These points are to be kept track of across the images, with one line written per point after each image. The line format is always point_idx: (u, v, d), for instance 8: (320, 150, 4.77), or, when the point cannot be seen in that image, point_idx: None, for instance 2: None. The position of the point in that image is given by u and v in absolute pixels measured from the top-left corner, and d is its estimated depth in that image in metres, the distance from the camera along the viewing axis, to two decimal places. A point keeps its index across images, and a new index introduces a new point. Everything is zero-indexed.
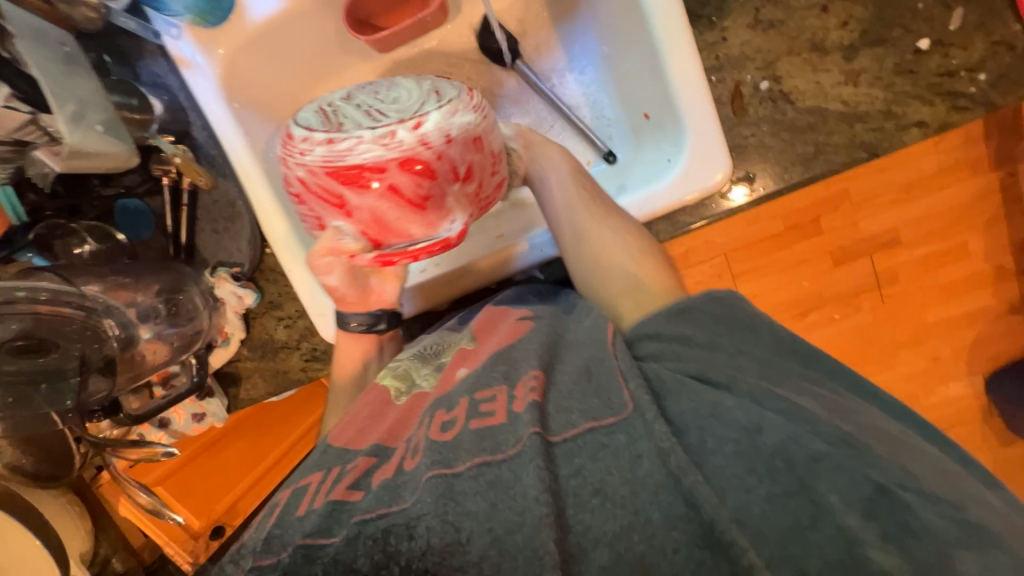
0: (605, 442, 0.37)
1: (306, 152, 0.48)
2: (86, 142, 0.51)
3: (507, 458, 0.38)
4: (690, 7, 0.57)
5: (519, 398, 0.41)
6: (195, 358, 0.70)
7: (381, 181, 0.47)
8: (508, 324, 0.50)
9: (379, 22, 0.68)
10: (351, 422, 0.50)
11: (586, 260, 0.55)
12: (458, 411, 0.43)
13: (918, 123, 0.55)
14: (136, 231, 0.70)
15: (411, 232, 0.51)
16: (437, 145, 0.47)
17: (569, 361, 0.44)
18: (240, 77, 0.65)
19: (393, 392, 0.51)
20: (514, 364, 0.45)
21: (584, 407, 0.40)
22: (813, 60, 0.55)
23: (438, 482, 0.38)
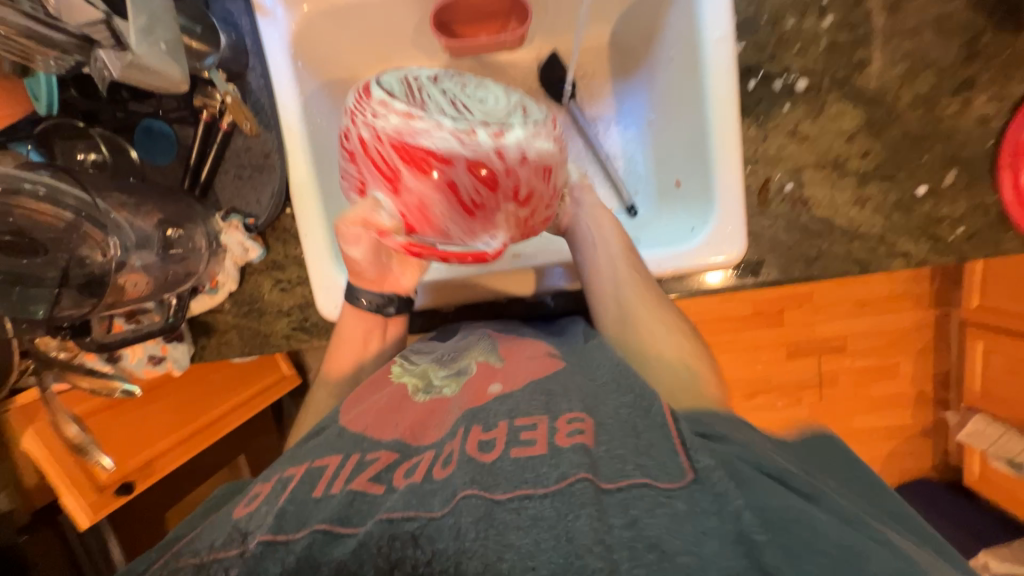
0: (663, 503, 0.35)
1: (380, 117, 0.50)
2: (150, 58, 0.49)
3: (551, 490, 0.36)
4: (744, 102, 0.62)
5: (564, 433, 0.40)
6: (176, 300, 0.65)
7: (443, 172, 0.50)
8: (535, 355, 0.54)
9: (458, 29, 0.70)
10: (365, 407, 0.52)
11: (602, 283, 0.61)
12: (495, 434, 0.43)
13: (904, 254, 0.63)
14: (152, 154, 0.66)
15: (455, 232, 0.53)
16: (511, 160, 0.50)
17: (612, 408, 0.44)
18: (310, 39, 0.66)
19: (410, 387, 0.54)
20: (554, 396, 0.46)
21: (639, 463, 0.38)
22: (832, 177, 0.62)
23: (478, 502, 0.36)
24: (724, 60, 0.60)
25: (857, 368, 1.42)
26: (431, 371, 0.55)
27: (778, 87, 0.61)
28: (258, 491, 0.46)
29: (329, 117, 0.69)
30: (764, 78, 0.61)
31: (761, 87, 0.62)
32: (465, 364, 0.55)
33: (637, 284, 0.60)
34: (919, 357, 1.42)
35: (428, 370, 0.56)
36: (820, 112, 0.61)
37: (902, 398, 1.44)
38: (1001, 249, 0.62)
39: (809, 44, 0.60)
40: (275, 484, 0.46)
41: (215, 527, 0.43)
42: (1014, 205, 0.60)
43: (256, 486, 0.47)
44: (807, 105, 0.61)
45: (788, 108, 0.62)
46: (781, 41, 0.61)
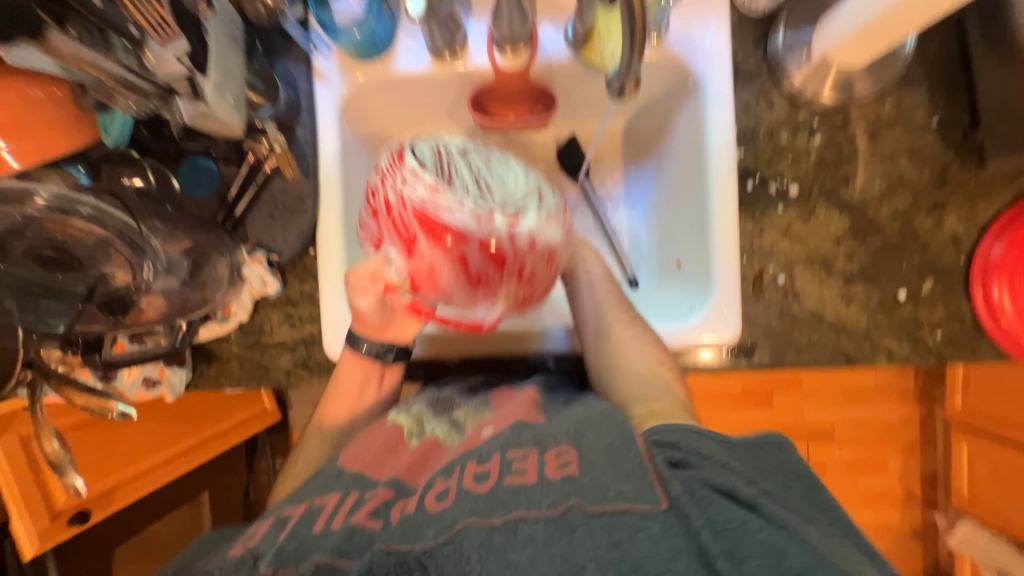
0: (642, 527, 0.40)
1: (409, 192, 0.53)
2: (217, 108, 0.55)
3: (546, 515, 0.41)
4: (742, 200, 0.69)
5: (554, 465, 0.44)
6: (186, 324, 0.67)
7: (456, 246, 0.52)
8: (521, 396, 0.58)
9: (491, 108, 0.74)
10: (365, 450, 0.54)
11: (612, 351, 0.64)
12: (490, 465, 0.46)
13: (888, 352, 0.67)
14: (193, 188, 0.70)
15: (456, 298, 0.58)
16: (521, 245, 0.53)
17: (595, 441, 0.47)
18: (358, 103, 0.73)
19: (405, 429, 0.57)
20: (544, 434, 0.49)
21: (620, 490, 0.42)
22: (821, 274, 0.68)
23: (478, 532, 0.41)
24: (726, 164, 0.67)
25: (844, 458, 1.43)
26: (425, 417, 0.59)
27: (773, 190, 0.68)
28: (258, 527, 0.48)
29: (363, 170, 0.76)
30: (761, 181, 0.69)
31: (758, 189, 0.68)
32: (461, 423, 0.57)
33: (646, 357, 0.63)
34: (905, 453, 1.43)
35: (422, 414, 0.59)
36: (809, 215, 0.68)
37: (888, 494, 1.44)
38: (977, 356, 0.66)
39: (801, 157, 0.68)
40: (273, 522, 0.48)
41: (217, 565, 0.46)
42: (987, 315, 0.65)
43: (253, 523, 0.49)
44: (798, 209, 0.68)
45: (782, 209, 0.68)
46: (777, 152, 0.69)
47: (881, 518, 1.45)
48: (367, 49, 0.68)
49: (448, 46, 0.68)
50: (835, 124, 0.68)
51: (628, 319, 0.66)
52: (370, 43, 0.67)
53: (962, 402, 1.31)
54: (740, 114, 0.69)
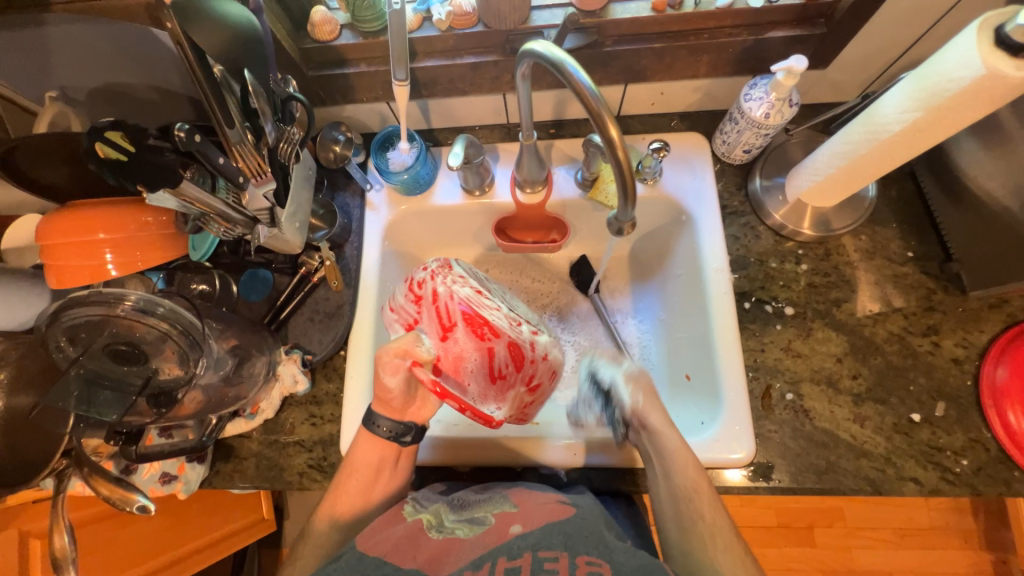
0: None
1: (459, 289, 0.66)
2: (286, 232, 0.67)
3: None
4: (741, 318, 0.74)
5: (583, 571, 0.49)
6: (216, 420, 0.72)
7: (490, 342, 0.64)
8: (548, 499, 0.60)
9: (510, 232, 0.88)
10: (383, 534, 0.58)
11: (661, 489, 0.64)
12: (520, 562, 0.51)
13: (915, 479, 0.64)
14: (249, 293, 0.81)
15: (473, 388, 0.65)
16: (538, 354, 0.67)
17: (624, 557, 0.51)
18: (399, 227, 0.86)
19: (426, 521, 0.59)
20: (574, 539, 0.52)
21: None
22: (829, 393, 0.69)
23: None
24: (722, 286, 0.74)
25: None
26: (444, 513, 0.61)
27: (769, 310, 0.74)
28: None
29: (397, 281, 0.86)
30: (756, 302, 0.75)
31: (755, 309, 0.74)
32: (482, 514, 0.59)
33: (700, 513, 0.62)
34: None
35: (440, 511, 0.61)
36: (807, 335, 0.72)
37: None
38: (1012, 489, 0.63)
39: (791, 281, 0.75)
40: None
41: None
42: (1011, 443, 0.64)
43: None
44: (796, 328, 0.73)
45: (780, 328, 0.73)
46: (768, 277, 0.76)
47: None
48: (412, 187, 0.82)
49: (479, 186, 0.83)
50: (818, 255, 0.76)
51: (683, 457, 0.64)
52: (415, 183, 0.81)
53: None
54: (730, 244, 0.78)
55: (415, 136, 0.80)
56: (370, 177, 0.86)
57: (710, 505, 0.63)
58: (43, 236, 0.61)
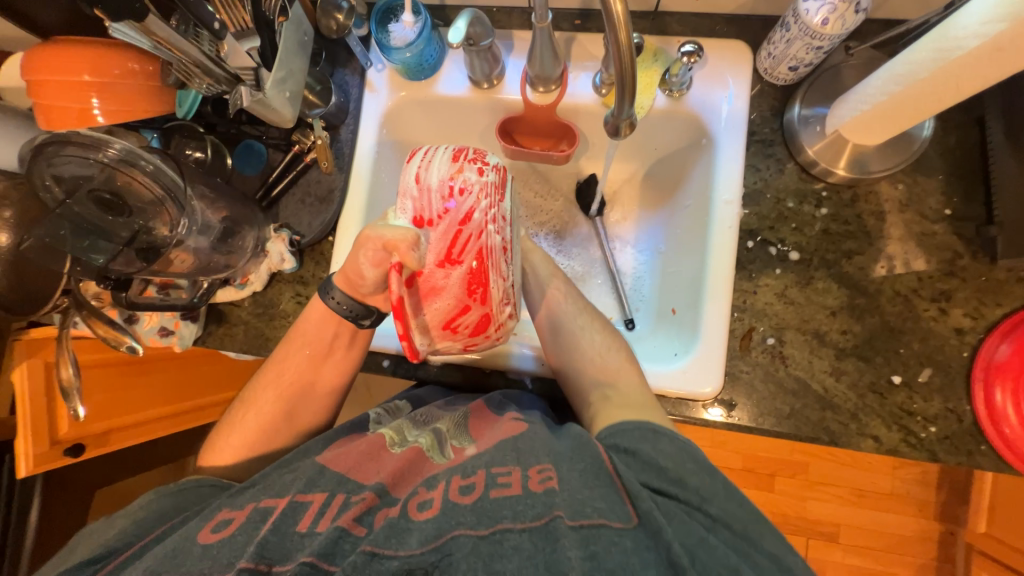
0: (616, 541, 0.45)
1: (491, 230, 0.48)
2: (275, 99, 0.63)
3: (528, 525, 0.46)
4: (740, 257, 0.70)
5: (536, 480, 0.50)
6: (206, 284, 0.74)
7: (473, 302, 0.49)
8: (501, 423, 0.60)
9: (517, 137, 0.83)
10: (349, 450, 0.58)
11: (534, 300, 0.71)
12: (475, 479, 0.51)
13: (875, 437, 0.64)
14: (243, 166, 0.79)
15: (421, 319, 0.49)
16: (499, 337, 0.54)
17: (572, 461, 0.52)
18: (398, 114, 0.81)
19: (387, 439, 0.60)
20: (522, 452, 0.54)
21: (596, 506, 0.47)
22: (812, 343, 0.67)
23: (467, 539, 0.45)
24: (728, 220, 0.69)
25: (846, 564, 1.32)
26: (407, 429, 0.62)
27: (772, 253, 0.69)
28: (234, 516, 0.52)
29: (392, 174, 0.83)
30: (761, 242, 0.70)
31: (757, 249, 0.70)
32: (444, 440, 0.60)
33: (579, 319, 0.70)
34: (914, 571, 1.31)
35: (403, 426, 0.63)
36: (806, 283, 0.68)
37: None
38: (972, 460, 0.63)
39: (804, 225, 0.69)
40: (252, 513, 0.52)
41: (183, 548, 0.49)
42: (988, 420, 0.62)
43: (225, 510, 0.53)
44: (796, 275, 0.68)
45: (778, 273, 0.69)
46: (781, 217, 0.70)
47: None
48: (415, 70, 0.76)
49: (486, 78, 0.76)
50: (843, 200, 0.69)
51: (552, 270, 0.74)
52: (418, 64, 0.74)
53: (985, 526, 1.22)
54: (748, 176, 0.72)
55: (421, 8, 0.72)
56: (372, 55, 0.79)
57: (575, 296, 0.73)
58: (29, 68, 0.60)
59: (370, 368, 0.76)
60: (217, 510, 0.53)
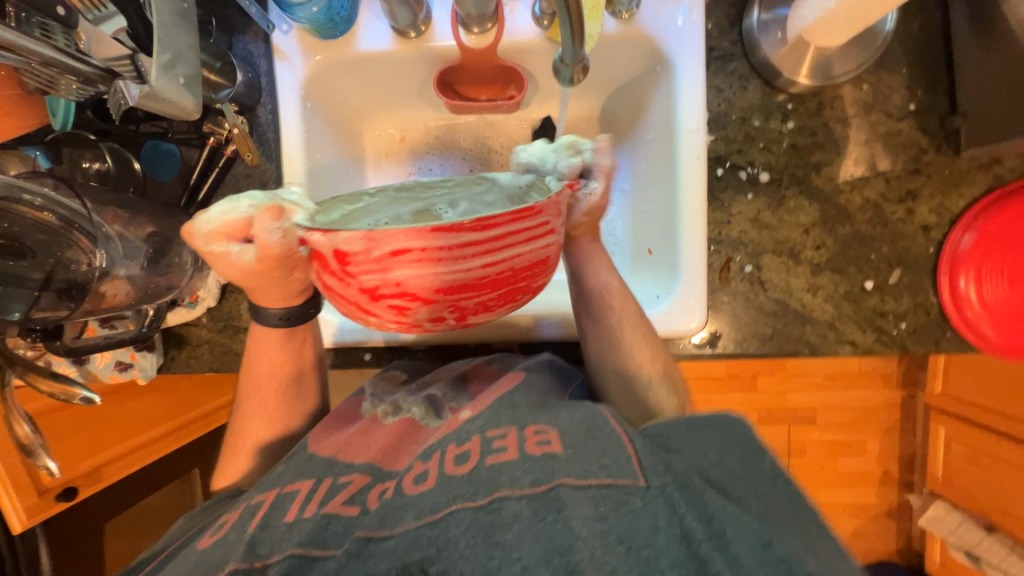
0: (625, 500, 0.41)
1: (382, 320, 0.45)
2: (165, 90, 0.52)
3: (528, 492, 0.42)
4: (710, 188, 0.68)
5: (534, 441, 0.47)
6: (152, 311, 0.66)
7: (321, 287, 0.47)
8: (503, 378, 0.59)
9: (460, 88, 0.74)
10: (335, 438, 0.56)
11: (585, 298, 0.65)
12: (470, 446, 0.48)
13: (851, 342, 0.67)
14: (156, 170, 0.70)
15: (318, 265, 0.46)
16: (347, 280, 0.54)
17: (568, 417, 0.50)
18: (322, 82, 0.71)
19: (382, 411, 0.59)
20: (519, 409, 0.52)
21: (603, 464, 0.44)
22: (789, 264, 0.67)
23: (465, 515, 0.42)
24: (696, 149, 0.65)
25: (825, 441, 1.46)
26: (401, 399, 0.60)
27: (742, 177, 0.67)
28: (228, 518, 0.49)
29: (329, 152, 0.74)
30: (730, 168, 0.67)
31: (727, 176, 0.67)
32: (440, 406, 0.58)
33: (630, 325, 0.63)
34: (883, 434, 1.46)
35: (399, 400, 0.60)
36: (779, 205, 0.67)
37: (866, 475, 1.48)
38: (940, 347, 0.66)
39: (772, 142, 0.67)
40: (243, 510, 0.48)
41: (180, 559, 0.46)
42: (952, 308, 0.65)
43: (223, 514, 0.50)
44: (768, 197, 0.67)
45: (750, 198, 0.67)
46: (748, 137, 0.67)
47: (859, 499, 1.50)
48: (326, 27, 0.65)
49: (412, 25, 0.67)
50: (809, 110, 0.66)
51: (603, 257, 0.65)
52: (329, 19, 0.64)
53: (941, 387, 1.33)
54: (711, 97, 0.67)
55: None
56: (273, 15, 0.68)
57: (632, 313, 0.63)
58: None
59: (352, 364, 0.73)
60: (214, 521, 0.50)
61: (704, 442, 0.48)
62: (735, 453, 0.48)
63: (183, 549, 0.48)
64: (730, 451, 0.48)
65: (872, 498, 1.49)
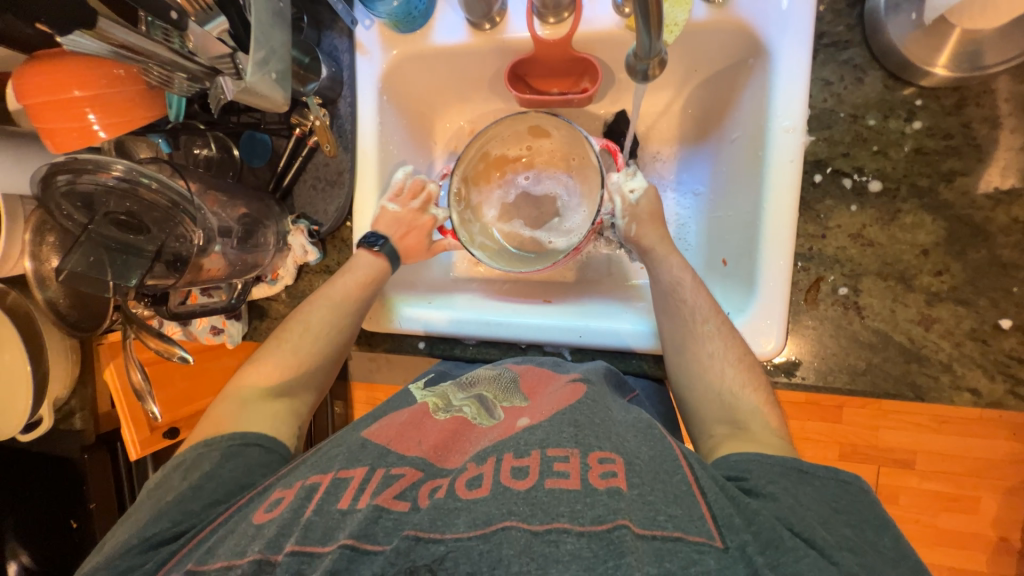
0: (697, 560, 0.39)
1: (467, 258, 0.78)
2: (259, 85, 0.57)
3: (588, 530, 0.41)
4: (805, 196, 0.59)
5: (598, 473, 0.44)
6: (241, 285, 0.76)
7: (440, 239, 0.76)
8: (559, 384, 0.58)
9: (533, 82, 0.72)
10: (389, 424, 0.56)
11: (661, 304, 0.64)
12: (529, 462, 0.46)
13: (972, 390, 0.56)
14: (251, 157, 0.76)
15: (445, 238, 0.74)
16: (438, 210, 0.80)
17: (636, 447, 0.48)
18: (399, 76, 0.73)
19: (432, 406, 0.59)
20: (583, 429, 0.49)
21: (672, 514, 0.42)
22: (896, 290, 0.57)
23: (520, 536, 0.41)
24: (792, 151, 0.57)
25: (923, 491, 1.26)
26: (451, 395, 0.62)
27: (847, 186, 0.58)
28: (283, 496, 0.49)
29: (401, 143, 0.77)
30: (832, 174, 0.58)
31: (826, 184, 0.58)
32: (492, 406, 0.58)
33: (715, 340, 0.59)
34: (1005, 495, 1.23)
35: (447, 392, 0.63)
36: (891, 219, 0.57)
37: (975, 538, 1.26)
38: None
39: (890, 146, 0.57)
40: (298, 491, 0.49)
41: (240, 530, 0.48)
42: None
43: (276, 488, 0.51)
44: (878, 210, 0.57)
45: (854, 210, 0.58)
46: (859, 139, 0.57)
47: (963, 564, 1.28)
48: (405, 21, 0.67)
49: (486, 16, 0.66)
50: (943, 107, 0.55)
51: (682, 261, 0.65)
52: (407, 13, 0.66)
53: None
54: (815, 92, 0.58)
55: None
56: (357, 11, 0.70)
57: (713, 318, 0.60)
58: (23, 93, 0.59)
59: (406, 350, 0.76)
60: (271, 491, 0.52)
61: (796, 492, 0.46)
62: (804, 495, 0.46)
63: (237, 515, 0.51)
64: (829, 526, 0.44)
65: (979, 566, 1.27)
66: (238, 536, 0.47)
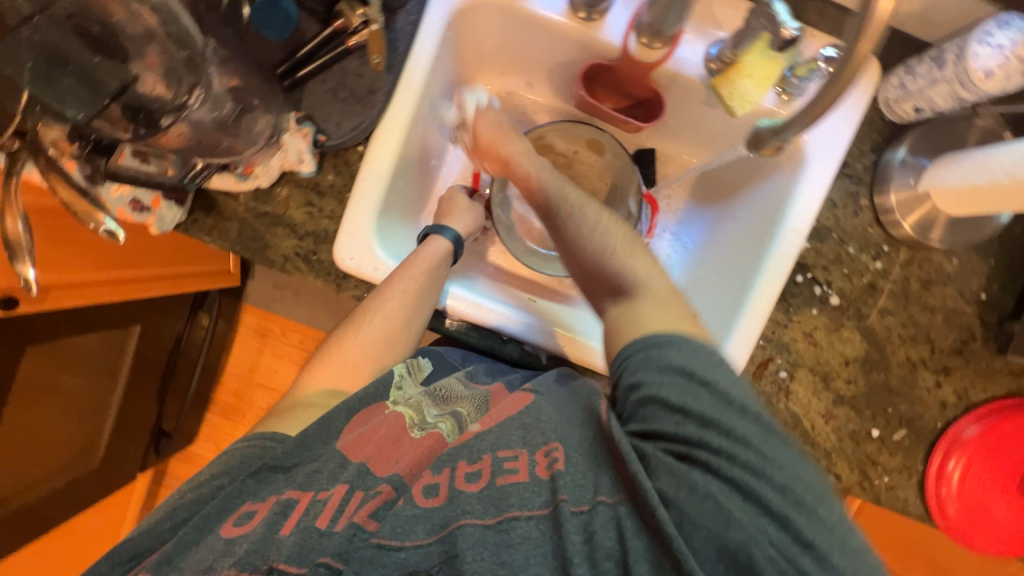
0: None
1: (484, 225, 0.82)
2: None
3: (535, 514, 0.46)
4: (785, 288, 0.69)
5: (544, 465, 0.48)
6: (201, 167, 0.64)
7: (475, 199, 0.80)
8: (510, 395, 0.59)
9: (596, 86, 0.72)
10: (368, 438, 0.55)
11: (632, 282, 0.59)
12: (481, 465, 0.49)
13: (838, 476, 0.71)
14: (262, 24, 0.60)
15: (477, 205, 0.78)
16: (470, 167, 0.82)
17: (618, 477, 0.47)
18: (473, 17, 0.67)
19: (408, 420, 0.58)
20: (529, 431, 0.51)
21: (594, 483, 0.46)
22: (818, 386, 0.70)
23: (473, 530, 0.45)
24: (792, 248, 0.66)
25: None
26: (426, 411, 0.61)
27: (815, 293, 0.69)
28: (255, 509, 0.49)
29: (443, 85, 0.71)
30: (810, 280, 0.69)
31: (804, 286, 0.69)
32: (464, 422, 0.59)
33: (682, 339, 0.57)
34: None
35: (422, 405, 0.62)
36: (834, 330, 0.69)
37: None
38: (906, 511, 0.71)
39: (855, 273, 0.69)
40: (274, 506, 0.49)
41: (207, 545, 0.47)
42: (934, 481, 0.69)
43: (248, 499, 0.51)
44: (828, 319, 0.69)
45: (814, 313, 0.69)
46: (837, 259, 0.69)
47: None
48: None
49: (589, 7, 0.63)
50: (899, 259, 0.69)
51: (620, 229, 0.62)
52: None
53: None
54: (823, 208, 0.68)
55: None
56: None
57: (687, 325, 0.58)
58: None
59: None
60: (240, 498, 0.51)
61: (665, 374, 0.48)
62: (780, 454, 0.45)
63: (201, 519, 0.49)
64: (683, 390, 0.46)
65: None
66: (204, 551, 0.47)
